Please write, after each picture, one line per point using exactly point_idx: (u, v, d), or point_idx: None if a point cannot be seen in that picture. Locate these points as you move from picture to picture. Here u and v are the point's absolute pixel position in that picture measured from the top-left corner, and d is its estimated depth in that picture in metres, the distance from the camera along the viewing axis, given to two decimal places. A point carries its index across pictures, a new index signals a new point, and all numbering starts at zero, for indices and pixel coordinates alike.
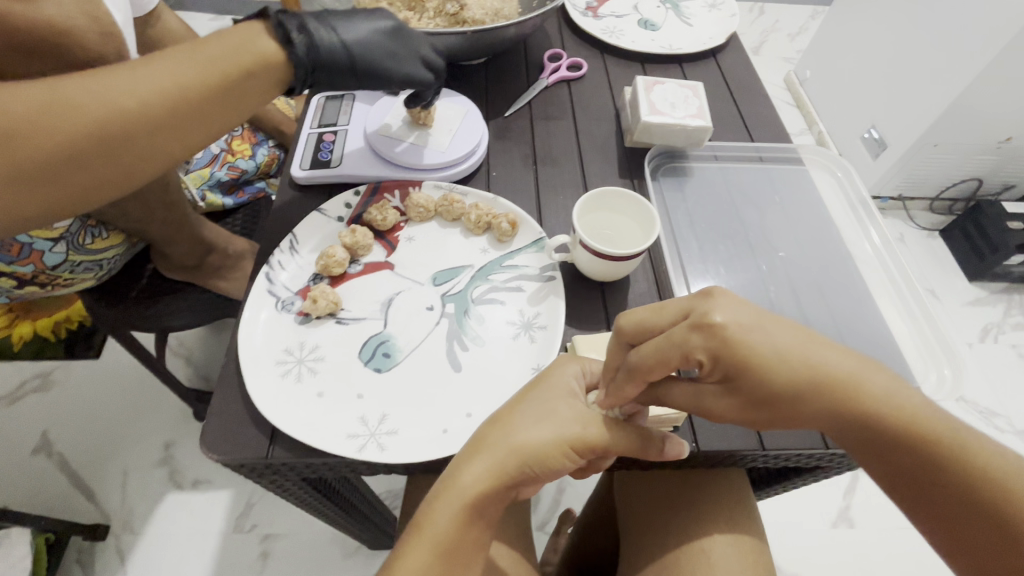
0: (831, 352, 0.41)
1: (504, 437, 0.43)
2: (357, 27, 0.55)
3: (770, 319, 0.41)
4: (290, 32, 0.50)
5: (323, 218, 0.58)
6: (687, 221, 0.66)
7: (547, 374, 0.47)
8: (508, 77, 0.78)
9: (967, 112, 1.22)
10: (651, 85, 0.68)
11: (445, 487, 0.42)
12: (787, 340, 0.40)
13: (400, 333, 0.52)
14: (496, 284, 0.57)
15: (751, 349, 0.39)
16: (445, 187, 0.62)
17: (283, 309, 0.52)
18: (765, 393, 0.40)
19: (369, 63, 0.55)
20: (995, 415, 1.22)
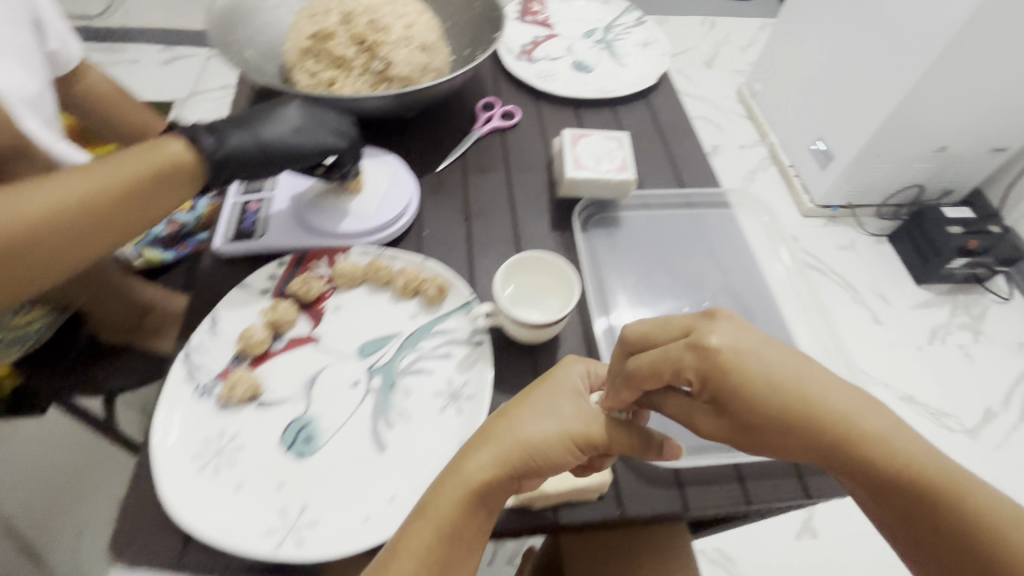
0: (831, 386, 0.38)
1: (512, 429, 0.44)
2: (268, 116, 0.57)
3: (773, 345, 0.39)
4: (200, 137, 0.54)
5: (246, 293, 0.57)
6: (619, 273, 0.67)
7: (560, 370, 0.48)
8: (442, 129, 0.79)
9: (907, 123, 1.16)
10: (577, 138, 0.70)
11: (450, 475, 0.43)
12: (787, 361, 0.39)
13: (323, 414, 0.51)
14: (424, 352, 0.56)
15: (744, 370, 0.38)
16: (372, 253, 0.61)
17: (201, 394, 0.51)
18: (757, 420, 0.38)
19: (280, 145, 0.56)
20: (945, 416, 1.26)
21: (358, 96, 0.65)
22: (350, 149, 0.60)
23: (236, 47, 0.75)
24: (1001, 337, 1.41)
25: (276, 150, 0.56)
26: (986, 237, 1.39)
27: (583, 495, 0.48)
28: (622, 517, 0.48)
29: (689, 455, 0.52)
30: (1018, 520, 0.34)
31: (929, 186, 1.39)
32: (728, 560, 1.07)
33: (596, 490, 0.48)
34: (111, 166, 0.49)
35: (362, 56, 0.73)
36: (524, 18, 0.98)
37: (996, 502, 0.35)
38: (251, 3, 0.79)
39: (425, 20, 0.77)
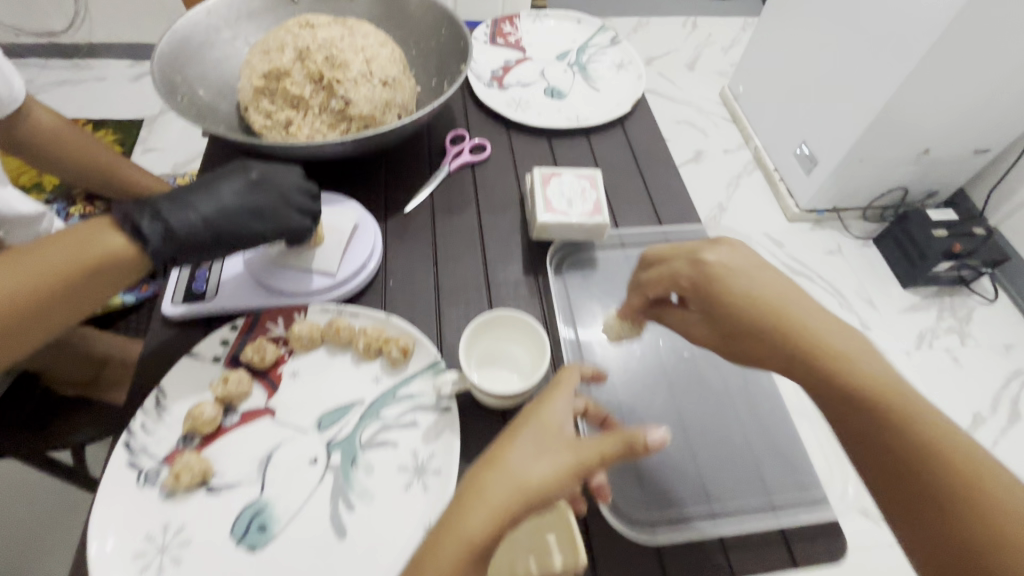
0: (812, 309, 0.44)
1: (502, 467, 0.40)
2: (218, 194, 0.53)
3: (766, 270, 0.46)
4: (139, 224, 0.48)
5: (196, 363, 0.54)
6: (596, 318, 0.64)
7: (538, 399, 0.45)
8: (409, 166, 0.75)
9: (892, 122, 1.08)
10: (548, 177, 0.67)
11: (445, 532, 0.38)
12: (777, 282, 0.45)
13: (277, 498, 0.48)
14: (388, 421, 0.53)
15: (729, 284, 0.45)
16: (333, 310, 0.58)
17: (145, 483, 0.47)
18: (733, 320, 0.45)
19: (235, 229, 0.53)
20: None
21: (314, 142, 0.61)
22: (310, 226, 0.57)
23: (185, 86, 0.70)
24: (988, 339, 1.30)
25: (231, 235, 0.53)
26: (971, 239, 1.29)
27: None
28: None
29: (671, 530, 0.49)
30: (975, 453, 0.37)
31: (913, 189, 1.35)
32: None
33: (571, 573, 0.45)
34: (38, 259, 0.45)
35: (320, 95, 0.69)
36: (495, 40, 0.94)
37: (955, 438, 0.38)
38: (203, 37, 0.75)
39: (387, 53, 0.73)
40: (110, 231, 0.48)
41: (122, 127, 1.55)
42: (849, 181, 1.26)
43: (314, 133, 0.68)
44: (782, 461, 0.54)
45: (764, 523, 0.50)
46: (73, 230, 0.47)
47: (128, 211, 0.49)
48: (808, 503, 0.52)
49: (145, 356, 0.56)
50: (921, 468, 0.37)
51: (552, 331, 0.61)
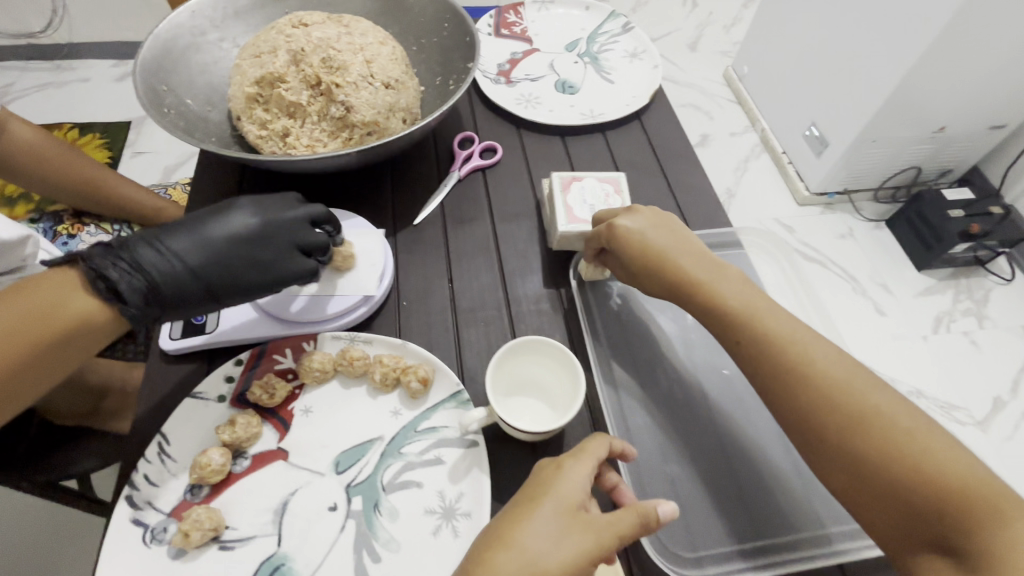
0: (691, 257, 0.53)
1: (520, 544, 0.37)
2: (208, 239, 0.48)
3: (667, 228, 0.55)
4: (119, 287, 0.44)
5: (200, 404, 0.49)
6: (626, 334, 0.59)
7: (555, 466, 0.42)
8: (417, 174, 0.70)
9: (908, 99, 0.97)
10: (568, 182, 0.62)
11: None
12: (671, 237, 0.54)
13: (296, 551, 0.44)
14: (411, 459, 0.49)
15: (635, 240, 0.54)
16: (345, 338, 0.54)
17: (152, 541, 0.43)
18: (639, 268, 0.54)
19: (230, 279, 0.48)
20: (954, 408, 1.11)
21: (314, 155, 0.57)
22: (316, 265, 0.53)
23: (171, 95, 0.65)
24: (1006, 320, 1.24)
25: (226, 286, 0.48)
26: (987, 219, 1.20)
27: None
28: None
29: (718, 566, 0.46)
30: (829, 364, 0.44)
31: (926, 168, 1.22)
32: None
33: None
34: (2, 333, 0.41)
35: (318, 101, 0.64)
36: (500, 31, 0.88)
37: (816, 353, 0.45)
38: (187, 40, 0.69)
39: (387, 52, 0.68)
40: (79, 292, 0.44)
41: (109, 130, 1.49)
42: (858, 162, 1.13)
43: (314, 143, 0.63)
44: None
45: (821, 558, 0.47)
46: (35, 289, 0.43)
47: (102, 266, 0.44)
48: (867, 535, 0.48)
49: (144, 395, 0.51)
50: (799, 382, 0.44)
51: (580, 350, 0.57)
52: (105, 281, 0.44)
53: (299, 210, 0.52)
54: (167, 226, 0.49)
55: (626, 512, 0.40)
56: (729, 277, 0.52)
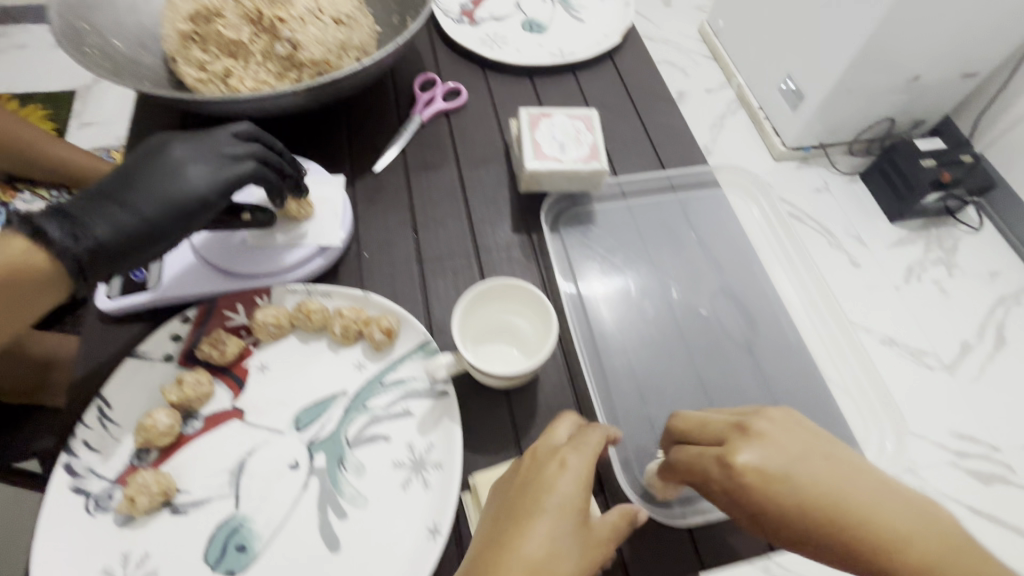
0: (838, 484, 0.35)
1: (524, 551, 0.34)
2: (144, 179, 0.43)
3: (806, 455, 0.36)
4: (53, 240, 0.39)
5: (144, 364, 0.46)
6: (610, 291, 0.57)
7: (558, 463, 0.38)
8: (376, 119, 0.65)
9: (882, 56, 0.84)
10: (537, 119, 0.58)
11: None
12: (823, 470, 0.35)
13: (256, 512, 0.41)
14: (377, 413, 0.46)
15: (777, 489, 0.35)
16: (300, 292, 0.50)
17: (96, 509, 0.40)
18: (785, 529, 0.35)
19: (177, 211, 0.43)
20: (925, 354, 0.88)
21: (260, 94, 0.51)
22: (275, 180, 0.48)
23: (95, 35, 0.58)
24: None
25: (173, 219, 0.43)
26: None
27: None
28: None
29: (699, 509, 0.45)
30: None
31: None
32: None
33: None
34: None
35: (262, 39, 0.59)
36: None
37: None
38: None
39: None
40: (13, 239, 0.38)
41: (53, 101, 1.38)
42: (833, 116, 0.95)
43: (257, 83, 0.57)
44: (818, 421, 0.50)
45: None
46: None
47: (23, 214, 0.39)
48: None
49: (85, 359, 0.48)
50: None
51: (554, 297, 0.55)
52: (37, 233, 0.39)
53: (227, 129, 0.47)
54: (101, 181, 0.43)
55: (612, 513, 0.39)
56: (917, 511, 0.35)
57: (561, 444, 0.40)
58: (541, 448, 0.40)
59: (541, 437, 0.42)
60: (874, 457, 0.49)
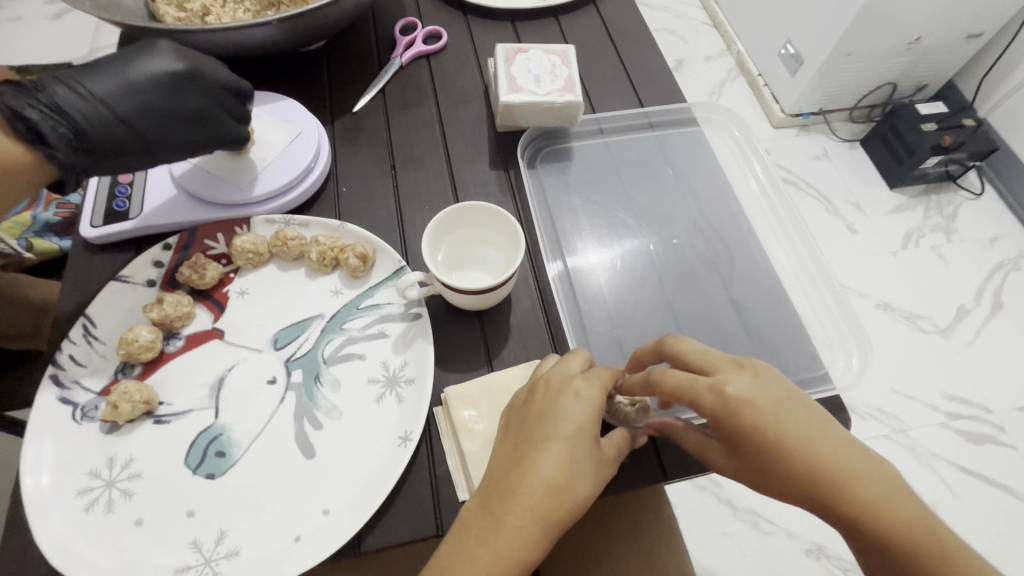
0: (812, 436, 0.36)
1: (540, 475, 0.36)
2: (134, 87, 0.45)
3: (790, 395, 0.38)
4: (42, 129, 0.41)
5: (127, 287, 0.47)
6: (607, 264, 0.55)
7: (572, 394, 0.38)
8: (356, 62, 0.66)
9: None
10: (512, 55, 0.58)
11: (477, 542, 0.35)
12: (805, 418, 0.37)
13: (235, 422, 0.43)
14: (353, 334, 0.48)
15: (760, 421, 0.36)
16: (279, 221, 0.51)
17: (83, 418, 0.42)
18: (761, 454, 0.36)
19: (161, 131, 0.46)
20: (918, 318, 1.16)
21: (237, 25, 0.52)
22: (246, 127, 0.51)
23: None
24: (973, 234, 1.27)
25: (156, 136, 0.46)
26: (960, 131, 1.22)
27: None
28: None
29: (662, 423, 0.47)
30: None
31: (902, 84, 1.30)
32: (715, 484, 1.03)
33: None
34: None
35: None
36: None
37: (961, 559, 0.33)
38: None
39: None
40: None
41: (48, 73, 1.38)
42: None
43: (235, 18, 0.60)
44: (788, 344, 0.51)
45: None
46: None
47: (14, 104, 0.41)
48: (810, 384, 0.49)
49: (72, 285, 0.49)
50: None
51: (529, 230, 0.56)
52: (32, 132, 0.41)
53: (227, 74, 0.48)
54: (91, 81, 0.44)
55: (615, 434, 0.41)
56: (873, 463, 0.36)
57: (575, 373, 0.40)
58: (555, 377, 0.40)
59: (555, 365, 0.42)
60: (838, 376, 0.50)
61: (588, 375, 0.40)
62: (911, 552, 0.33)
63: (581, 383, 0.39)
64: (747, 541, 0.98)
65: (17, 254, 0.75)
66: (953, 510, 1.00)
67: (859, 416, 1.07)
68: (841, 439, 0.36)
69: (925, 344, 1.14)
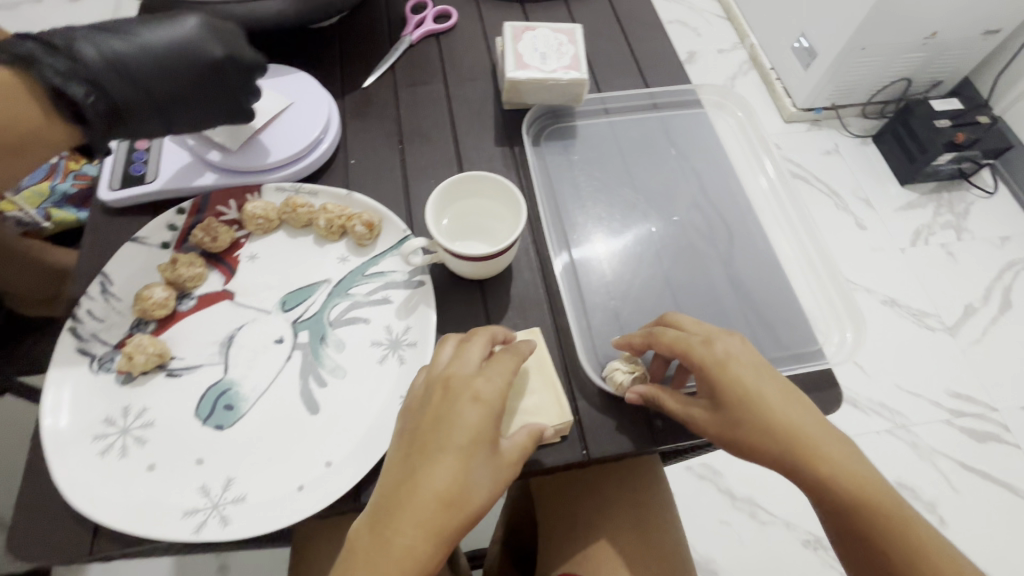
0: (785, 396, 0.40)
1: (431, 488, 0.35)
2: (163, 55, 0.45)
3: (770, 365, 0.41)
4: (77, 97, 0.41)
5: (142, 248, 0.49)
6: (613, 255, 0.55)
7: (469, 397, 0.38)
8: (366, 39, 0.67)
9: None
10: (520, 32, 0.59)
11: (363, 566, 0.34)
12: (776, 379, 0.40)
13: (243, 378, 0.45)
14: (358, 299, 0.49)
15: (743, 374, 0.40)
16: (289, 189, 0.53)
17: (100, 369, 0.44)
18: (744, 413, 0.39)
19: (183, 99, 0.47)
20: (926, 315, 1.16)
21: None
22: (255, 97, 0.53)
23: None
24: (983, 233, 1.26)
25: (180, 104, 0.47)
26: (974, 128, 1.22)
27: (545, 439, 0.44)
28: (586, 459, 0.45)
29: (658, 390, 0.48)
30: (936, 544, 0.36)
31: (917, 79, 1.29)
32: (715, 473, 1.03)
33: (556, 434, 0.44)
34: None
35: None
36: None
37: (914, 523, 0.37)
38: None
39: None
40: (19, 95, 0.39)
41: None
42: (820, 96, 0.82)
43: None
44: (782, 320, 0.52)
45: None
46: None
47: (55, 80, 0.40)
48: (801, 359, 0.50)
49: (90, 246, 0.51)
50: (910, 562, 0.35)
51: (532, 206, 0.57)
52: (72, 109, 0.41)
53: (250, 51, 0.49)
54: (126, 54, 0.44)
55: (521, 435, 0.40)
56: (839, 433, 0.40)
57: (473, 373, 0.39)
58: (453, 378, 0.39)
59: (453, 362, 0.40)
60: (832, 351, 0.51)
61: (487, 372, 0.39)
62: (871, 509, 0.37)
63: (482, 383, 0.39)
64: (744, 530, 0.99)
65: (36, 222, 0.76)
66: (953, 506, 1.00)
67: (861, 410, 1.07)
68: (807, 402, 0.40)
69: (931, 341, 1.13)
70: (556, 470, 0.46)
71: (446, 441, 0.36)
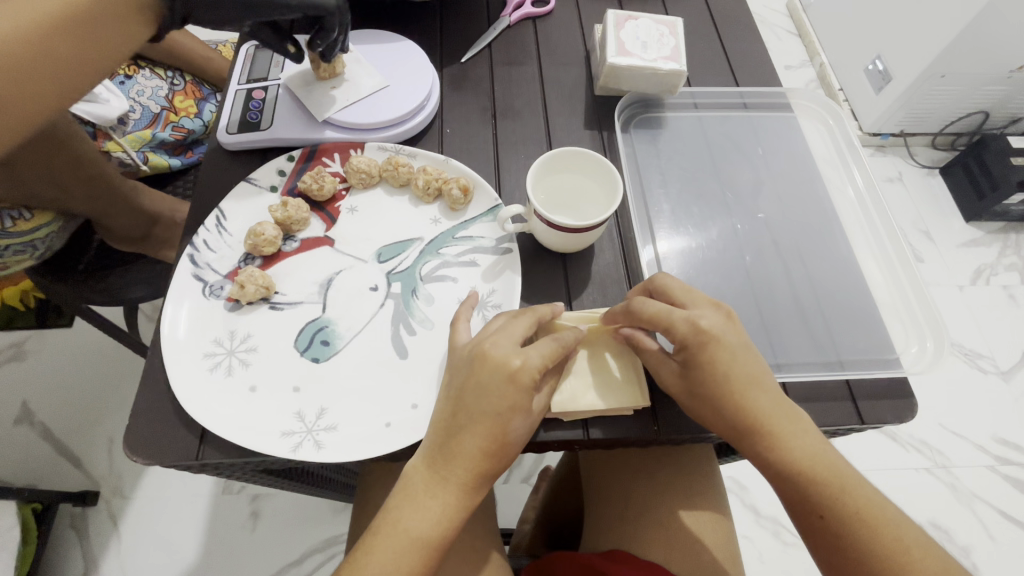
0: (754, 373, 0.42)
1: (471, 447, 0.39)
2: None
3: (744, 342, 0.42)
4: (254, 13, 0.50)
5: (254, 189, 0.53)
6: (688, 247, 0.56)
7: (505, 372, 0.39)
8: (466, 17, 0.69)
9: None
10: (622, 21, 0.61)
11: (421, 499, 0.39)
12: (754, 363, 0.42)
13: (339, 318, 0.47)
14: (448, 259, 0.52)
15: (720, 356, 0.41)
16: (390, 149, 0.56)
17: (210, 295, 0.48)
18: (711, 382, 0.41)
19: None
20: (979, 357, 1.12)
21: None
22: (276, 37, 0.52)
23: None
24: None
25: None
26: None
27: (615, 412, 0.45)
28: (657, 435, 0.45)
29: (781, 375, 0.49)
30: (875, 511, 0.40)
31: (995, 113, 1.26)
32: (743, 488, 1.01)
33: (630, 409, 0.44)
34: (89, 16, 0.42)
35: None
36: None
37: (857, 497, 0.40)
38: None
39: None
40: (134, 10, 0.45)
41: None
42: None
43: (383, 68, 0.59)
44: (860, 324, 0.53)
45: (832, 376, 0.49)
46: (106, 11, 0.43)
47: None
48: (881, 364, 0.51)
49: (207, 183, 0.55)
50: (850, 527, 0.39)
51: None
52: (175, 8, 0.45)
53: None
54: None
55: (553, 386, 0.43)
56: (793, 415, 0.42)
57: (509, 347, 0.40)
58: (491, 352, 0.40)
59: (494, 334, 0.41)
60: (910, 360, 0.51)
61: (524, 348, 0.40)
62: (813, 481, 0.40)
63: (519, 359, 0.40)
64: (767, 549, 0.97)
65: (134, 165, 0.73)
66: (990, 556, 0.96)
67: (899, 445, 1.04)
68: (770, 378, 0.42)
69: (982, 384, 1.09)
70: (626, 443, 0.47)
71: (479, 407, 0.39)
